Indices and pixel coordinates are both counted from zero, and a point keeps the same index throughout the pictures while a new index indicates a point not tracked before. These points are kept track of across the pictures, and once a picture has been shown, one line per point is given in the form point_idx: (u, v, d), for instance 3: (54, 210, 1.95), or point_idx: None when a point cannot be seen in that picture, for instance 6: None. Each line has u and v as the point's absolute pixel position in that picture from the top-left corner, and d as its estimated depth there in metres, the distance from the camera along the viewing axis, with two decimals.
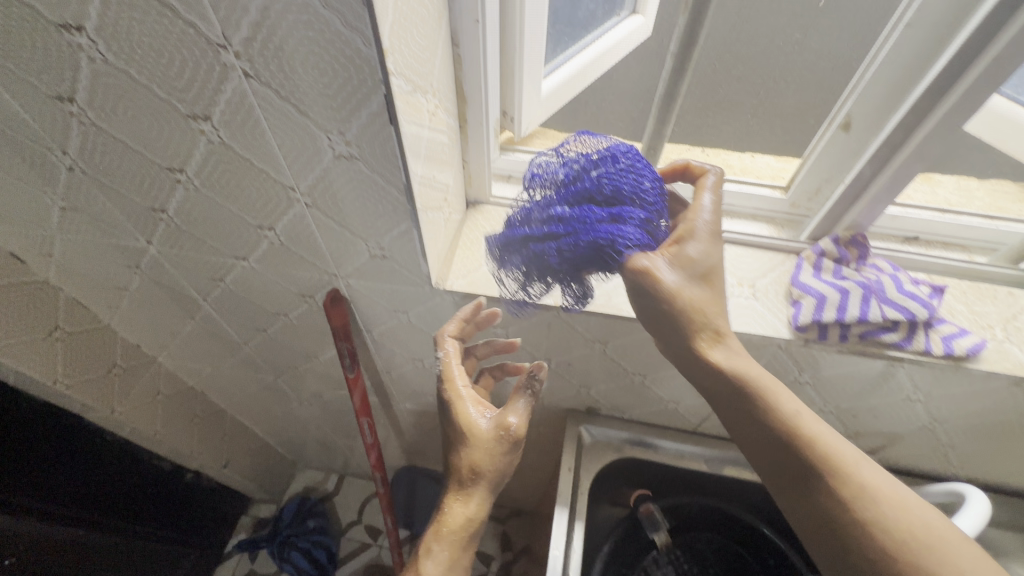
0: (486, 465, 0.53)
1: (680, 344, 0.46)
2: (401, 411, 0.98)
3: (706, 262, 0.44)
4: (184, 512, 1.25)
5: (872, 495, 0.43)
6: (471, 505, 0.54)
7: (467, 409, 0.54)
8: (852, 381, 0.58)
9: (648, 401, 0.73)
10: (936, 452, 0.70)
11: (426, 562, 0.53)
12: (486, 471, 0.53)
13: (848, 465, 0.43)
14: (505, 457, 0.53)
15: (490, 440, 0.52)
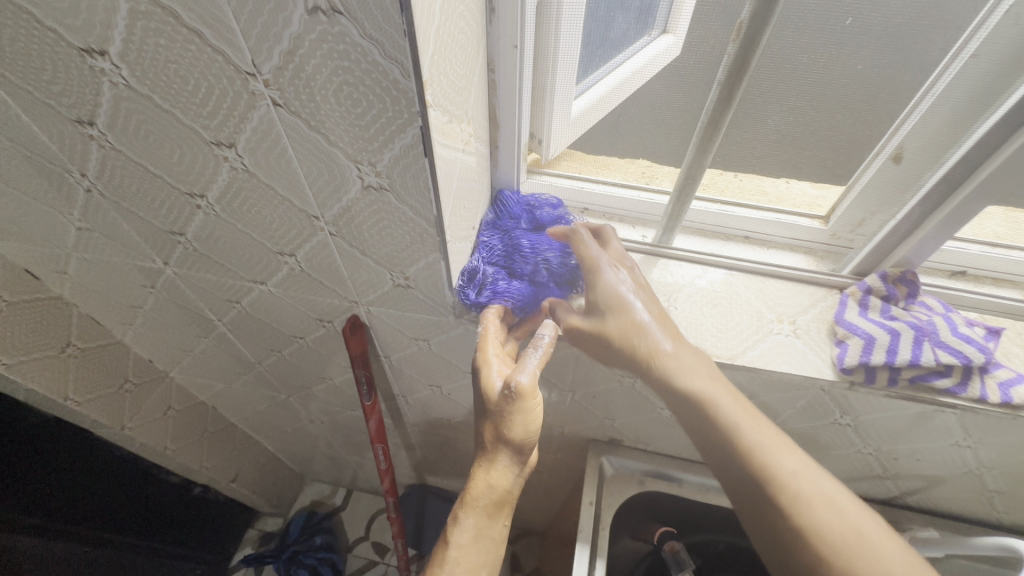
0: (508, 422, 0.45)
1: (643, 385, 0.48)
2: (414, 433, 0.96)
3: (613, 294, 0.48)
4: (190, 527, 1.23)
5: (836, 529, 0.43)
6: (496, 471, 0.46)
7: (486, 368, 0.47)
8: (897, 424, 0.55)
9: (674, 435, 0.70)
10: (980, 496, 0.66)
11: (451, 532, 0.46)
12: (511, 433, 0.45)
13: (808, 497, 0.44)
14: (527, 417, 0.44)
15: (505, 392, 0.45)
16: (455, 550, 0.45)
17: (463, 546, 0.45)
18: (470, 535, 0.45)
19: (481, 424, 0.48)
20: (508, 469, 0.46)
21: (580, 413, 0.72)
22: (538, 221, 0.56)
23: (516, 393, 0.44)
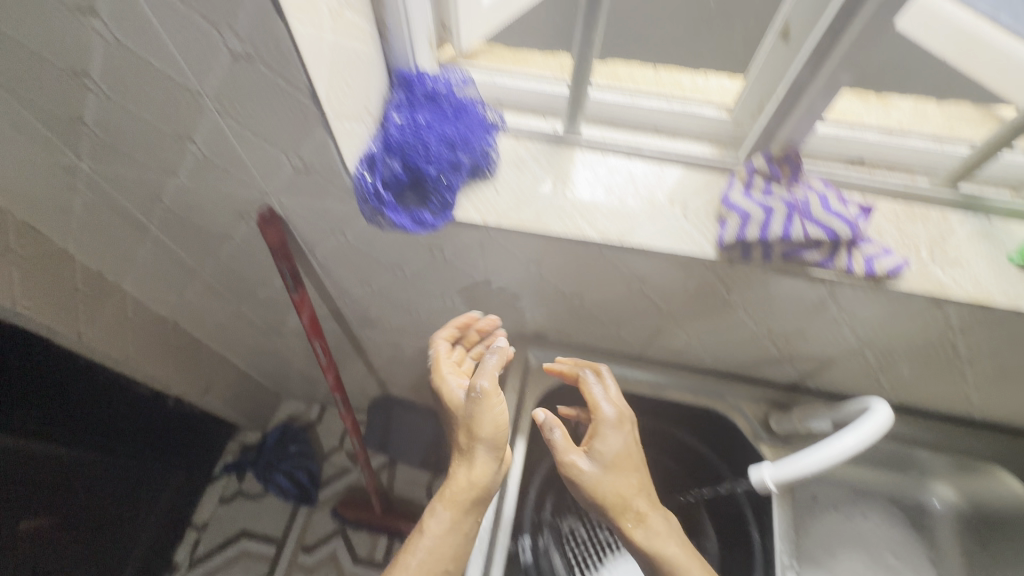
0: (476, 427, 0.58)
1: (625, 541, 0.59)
2: (364, 339, 1.01)
3: (614, 454, 0.60)
4: (168, 436, 1.32)
5: None
6: (476, 467, 0.59)
7: (448, 385, 0.63)
8: (780, 303, 0.59)
9: (592, 326, 0.75)
10: (867, 375, 0.72)
11: (430, 521, 0.58)
12: (484, 434, 0.58)
13: None
14: (493, 415, 0.58)
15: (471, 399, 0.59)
16: (433, 534, 0.57)
17: (436, 533, 0.57)
18: (443, 525, 0.57)
19: (456, 430, 0.61)
20: (481, 463, 0.59)
21: (505, 307, 0.76)
22: (437, 106, 0.55)
23: (481, 398, 0.58)
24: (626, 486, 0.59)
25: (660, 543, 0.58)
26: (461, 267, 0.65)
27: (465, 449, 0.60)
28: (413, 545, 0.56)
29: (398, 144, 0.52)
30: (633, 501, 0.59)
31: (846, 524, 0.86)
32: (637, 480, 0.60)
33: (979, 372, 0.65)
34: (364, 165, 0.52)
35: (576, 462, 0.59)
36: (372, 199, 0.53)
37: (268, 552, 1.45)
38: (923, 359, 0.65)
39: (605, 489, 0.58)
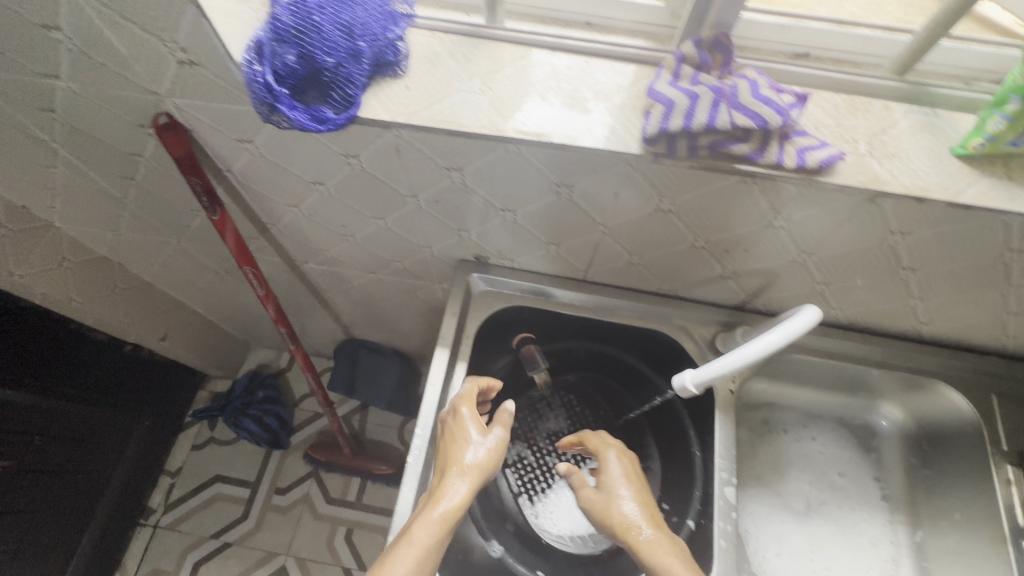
0: (484, 466, 0.58)
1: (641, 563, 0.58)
2: (311, 275, 0.98)
3: (620, 479, 0.63)
4: (133, 381, 1.30)
5: None
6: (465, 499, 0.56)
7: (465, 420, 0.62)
8: (713, 207, 0.56)
9: (531, 247, 0.72)
10: (811, 290, 0.70)
11: (411, 542, 0.53)
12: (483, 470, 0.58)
13: None
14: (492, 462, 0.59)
15: (487, 441, 0.60)
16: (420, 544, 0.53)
17: (421, 545, 0.53)
18: (429, 538, 0.53)
19: (456, 457, 0.59)
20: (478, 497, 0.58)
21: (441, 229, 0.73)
22: None
23: (493, 439, 0.60)
24: (626, 506, 0.60)
25: (658, 553, 0.57)
26: (384, 179, 0.62)
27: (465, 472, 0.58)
28: (397, 553, 0.53)
29: (288, 29, 0.47)
30: (634, 516, 0.59)
31: (794, 445, 0.86)
32: (638, 500, 0.61)
33: (922, 281, 0.63)
34: (253, 57, 0.47)
35: (585, 492, 0.63)
36: (265, 94, 0.48)
37: (243, 494, 1.48)
38: (864, 269, 0.63)
39: (605, 511, 0.61)
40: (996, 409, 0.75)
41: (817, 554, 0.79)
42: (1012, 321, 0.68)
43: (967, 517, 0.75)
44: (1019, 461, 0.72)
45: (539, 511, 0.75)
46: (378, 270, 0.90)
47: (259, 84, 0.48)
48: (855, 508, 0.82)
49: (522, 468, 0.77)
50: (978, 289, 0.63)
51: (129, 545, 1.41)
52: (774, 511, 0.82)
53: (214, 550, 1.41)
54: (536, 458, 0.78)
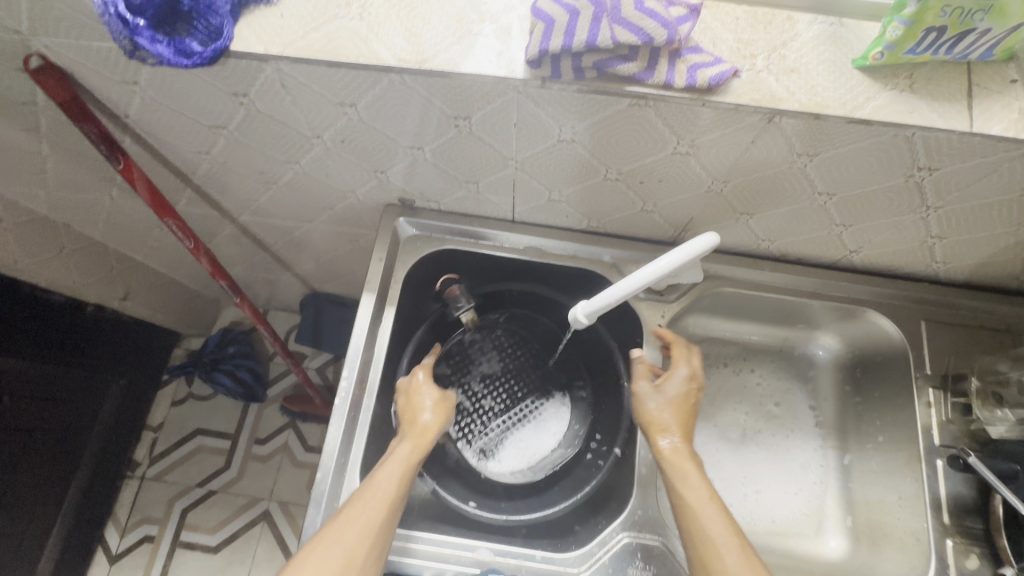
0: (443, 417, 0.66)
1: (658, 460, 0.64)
2: (252, 227, 0.96)
3: (671, 391, 0.67)
4: (101, 342, 1.31)
5: (716, 548, 0.55)
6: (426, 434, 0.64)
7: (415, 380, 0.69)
8: (616, 133, 0.54)
9: (452, 187, 0.70)
10: (736, 221, 0.69)
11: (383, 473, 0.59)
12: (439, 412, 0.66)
13: (710, 539, 0.56)
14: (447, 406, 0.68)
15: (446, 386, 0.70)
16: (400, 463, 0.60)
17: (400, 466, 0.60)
18: (406, 460, 0.61)
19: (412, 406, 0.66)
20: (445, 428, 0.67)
21: (358, 173, 0.71)
22: None
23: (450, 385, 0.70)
24: (667, 412, 0.66)
25: (680, 458, 0.62)
26: (281, 119, 0.59)
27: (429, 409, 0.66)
28: (379, 476, 0.59)
29: None
30: (670, 421, 0.65)
31: (732, 378, 0.88)
32: (675, 411, 0.66)
33: (842, 207, 0.62)
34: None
35: (637, 387, 0.68)
36: (121, 28, 0.45)
37: (224, 446, 1.53)
38: (782, 197, 0.62)
39: (648, 413, 0.66)
40: (923, 335, 0.75)
41: (748, 479, 0.82)
42: (937, 246, 0.67)
43: (889, 439, 0.77)
44: (941, 383, 0.73)
45: (478, 452, 0.77)
46: (314, 219, 0.88)
47: (110, 17, 0.45)
48: (788, 436, 0.84)
49: (459, 412, 0.78)
50: (897, 213, 0.61)
51: (119, 496, 1.47)
52: (708, 441, 0.84)
53: (200, 498, 1.48)
54: (472, 402, 0.79)
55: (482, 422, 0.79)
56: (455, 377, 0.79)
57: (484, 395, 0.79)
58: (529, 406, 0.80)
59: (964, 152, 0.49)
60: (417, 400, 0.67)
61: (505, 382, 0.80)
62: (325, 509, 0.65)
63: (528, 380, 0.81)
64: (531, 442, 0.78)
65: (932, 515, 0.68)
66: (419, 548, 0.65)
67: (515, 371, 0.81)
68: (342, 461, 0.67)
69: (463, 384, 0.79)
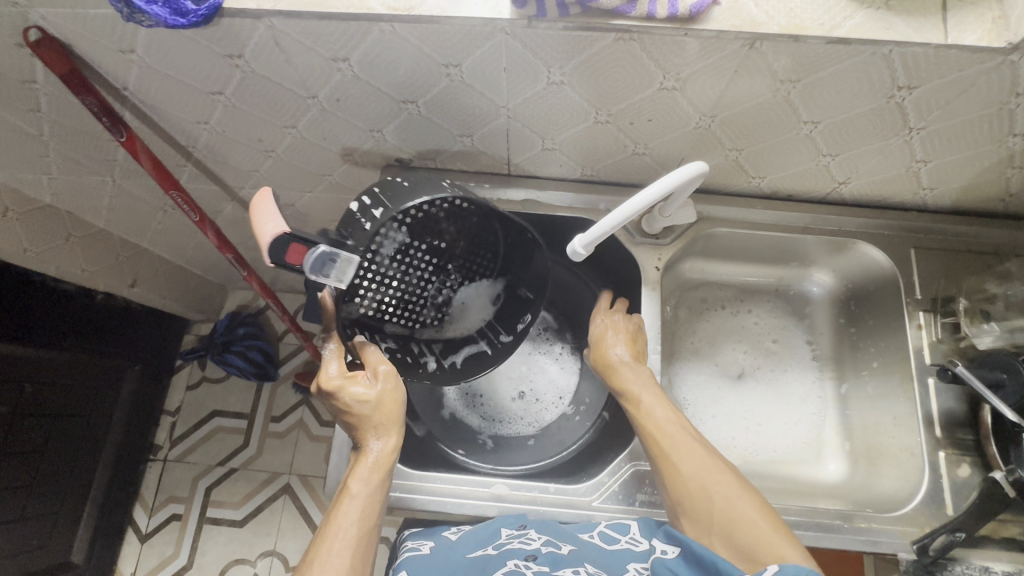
0: (392, 418, 0.65)
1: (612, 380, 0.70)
2: (253, 204, 0.97)
3: (613, 323, 0.74)
4: (114, 328, 1.34)
5: (670, 439, 0.62)
6: (382, 451, 0.64)
7: (348, 388, 0.64)
8: (604, 71, 0.55)
9: (445, 142, 0.72)
10: (726, 159, 0.70)
11: (346, 507, 0.61)
12: (387, 420, 0.65)
13: (662, 432, 0.63)
14: (393, 403, 0.65)
15: (383, 378, 0.65)
16: (361, 496, 0.62)
17: (360, 499, 0.61)
18: (365, 490, 0.62)
19: (359, 420, 0.65)
20: (397, 434, 0.66)
21: (356, 136, 0.72)
22: None
23: (383, 375, 0.65)
24: (613, 335, 0.72)
25: (630, 368, 0.69)
26: (276, 80, 0.61)
27: (377, 426, 0.65)
28: (341, 515, 0.60)
29: None
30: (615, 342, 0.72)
31: (731, 320, 0.90)
32: (624, 333, 0.73)
33: (827, 136, 0.63)
34: None
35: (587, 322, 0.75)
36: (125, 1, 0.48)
37: (241, 425, 1.57)
38: (769, 129, 0.63)
39: (603, 340, 0.73)
40: (913, 262, 0.77)
41: (749, 412, 0.85)
42: (923, 170, 0.69)
43: (882, 365, 0.79)
44: (931, 306, 0.75)
45: (437, 338, 0.73)
46: (313, 188, 0.90)
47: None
48: (787, 370, 0.87)
49: (392, 312, 0.68)
50: (881, 137, 0.63)
51: (143, 478, 1.52)
52: (710, 379, 0.87)
53: (222, 476, 1.53)
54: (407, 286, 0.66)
55: (422, 311, 0.70)
56: (369, 286, 0.63)
57: (408, 282, 0.66)
58: (461, 266, 0.69)
59: (943, 65, 0.51)
60: (361, 412, 0.64)
61: (422, 255, 0.65)
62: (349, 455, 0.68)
63: (453, 242, 0.67)
64: (470, 303, 0.73)
65: (925, 429, 0.71)
66: (436, 484, 0.70)
67: (429, 242, 0.64)
68: None
69: (382, 286, 0.64)
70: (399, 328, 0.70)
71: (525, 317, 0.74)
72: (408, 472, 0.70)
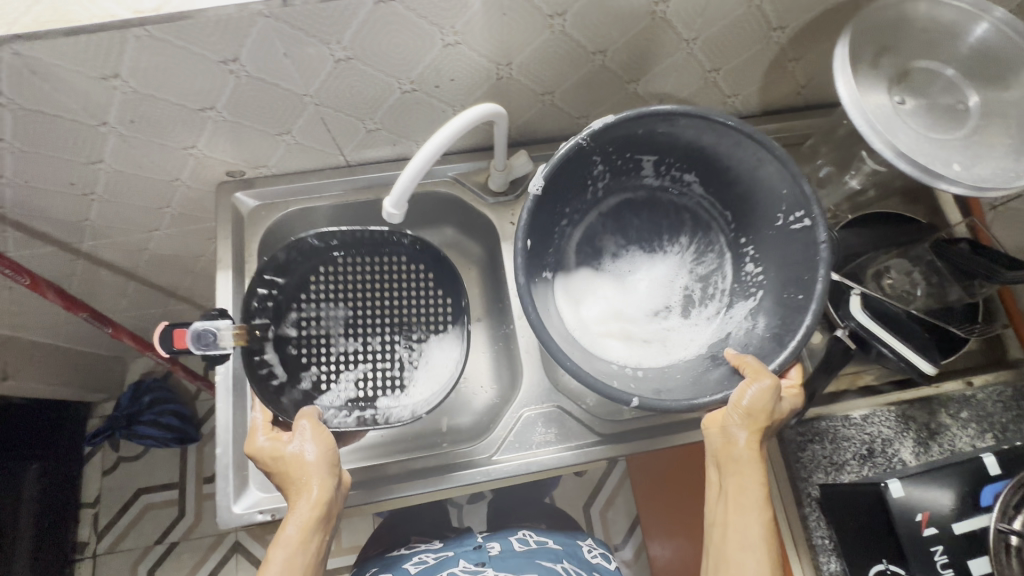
0: (314, 470, 0.60)
1: (729, 462, 0.59)
2: (102, 257, 0.91)
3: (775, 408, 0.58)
4: (16, 427, 1.22)
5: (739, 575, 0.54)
6: (301, 511, 0.58)
7: (265, 449, 0.61)
8: (383, 37, 0.57)
9: (269, 145, 0.71)
10: (545, 105, 0.74)
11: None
12: (307, 473, 0.60)
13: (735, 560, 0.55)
14: (313, 457, 0.60)
15: (303, 432, 0.62)
16: (278, 567, 0.56)
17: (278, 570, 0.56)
18: (283, 559, 0.57)
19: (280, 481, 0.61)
20: (321, 491, 0.59)
21: (174, 159, 0.70)
22: None
23: (305, 427, 0.63)
24: (767, 411, 0.58)
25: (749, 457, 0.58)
26: (54, 112, 0.58)
27: (298, 481, 0.60)
28: None
29: None
30: (750, 426, 0.58)
31: None
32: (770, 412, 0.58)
33: (618, 63, 0.68)
34: None
35: (757, 383, 0.57)
36: None
37: (173, 496, 1.47)
38: (565, 65, 0.67)
39: (756, 408, 0.57)
40: None
41: None
42: (718, 79, 0.75)
43: None
44: None
45: (421, 394, 0.75)
46: (159, 225, 0.85)
47: None
48: None
49: (370, 382, 0.75)
50: (666, 55, 0.68)
51: None
52: None
53: (164, 553, 1.43)
54: (359, 352, 0.75)
55: (398, 373, 0.76)
56: (331, 367, 0.74)
57: (368, 347, 0.75)
58: (415, 315, 0.77)
59: None
60: (282, 468, 0.60)
61: (365, 320, 0.76)
62: (235, 478, 0.66)
63: (394, 297, 0.77)
64: (427, 347, 0.77)
65: None
66: None
67: (364, 307, 0.75)
68: (240, 432, 0.68)
69: (338, 364, 0.74)
70: (389, 397, 0.75)
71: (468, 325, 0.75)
72: None
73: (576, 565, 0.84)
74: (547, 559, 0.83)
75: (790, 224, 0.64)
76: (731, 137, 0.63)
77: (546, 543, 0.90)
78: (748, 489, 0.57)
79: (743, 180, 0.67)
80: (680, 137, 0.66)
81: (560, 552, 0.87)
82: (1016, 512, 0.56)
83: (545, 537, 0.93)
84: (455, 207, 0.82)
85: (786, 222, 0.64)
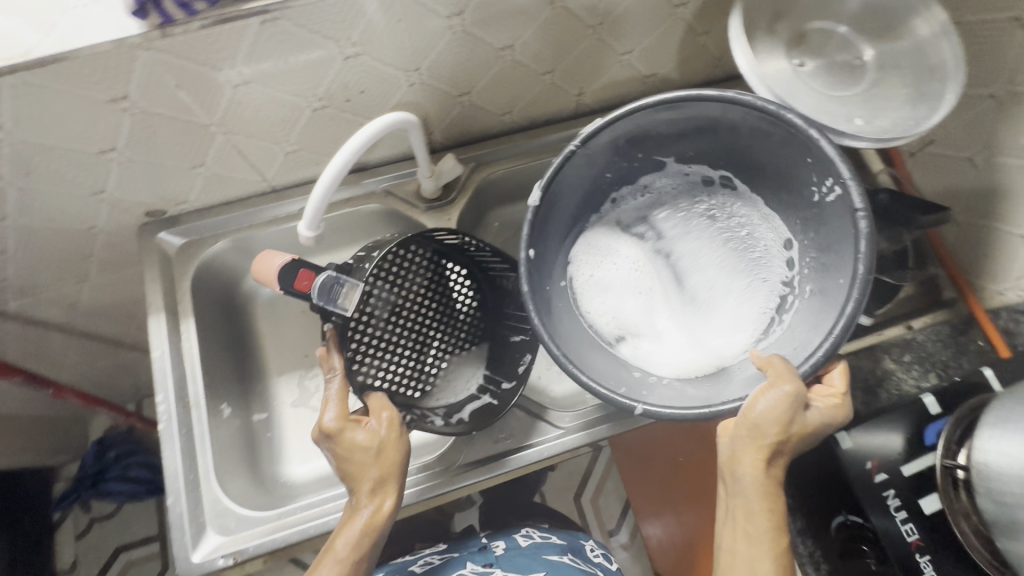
0: (390, 467, 0.58)
1: (736, 483, 0.53)
2: (33, 316, 0.87)
3: (792, 421, 0.52)
4: None
5: None
6: (373, 509, 0.57)
7: (344, 431, 0.58)
8: (278, 57, 0.55)
9: (186, 179, 0.68)
10: (465, 106, 0.73)
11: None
12: (386, 468, 0.58)
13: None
14: (394, 451, 0.59)
15: (383, 421, 0.60)
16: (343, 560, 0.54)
17: (344, 566, 0.54)
18: (353, 554, 0.55)
19: (350, 470, 0.58)
20: (395, 494, 0.58)
21: (87, 207, 0.67)
22: None
23: (388, 422, 0.60)
24: (782, 420, 0.52)
25: (748, 478, 0.52)
26: None
27: (377, 479, 0.57)
28: None
29: None
30: (759, 441, 0.52)
31: None
32: (781, 425, 0.52)
33: (528, 57, 0.68)
34: None
35: (778, 390, 0.51)
36: None
37: (154, 550, 1.39)
38: (475, 64, 0.66)
39: (768, 420, 0.52)
40: None
41: None
42: (634, 60, 0.75)
43: None
44: None
45: (441, 400, 0.73)
46: (87, 276, 0.82)
47: None
48: None
49: (398, 374, 0.70)
50: (575, 42, 0.68)
51: None
52: None
53: None
54: (397, 339, 0.70)
55: (425, 374, 0.73)
56: (368, 351, 0.68)
57: (408, 335, 0.71)
58: (460, 323, 0.75)
59: None
60: (358, 460, 0.58)
61: (410, 312, 0.71)
62: (191, 527, 0.64)
63: (444, 300, 0.74)
64: (463, 364, 0.75)
65: None
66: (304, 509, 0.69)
67: (413, 295, 0.71)
68: (191, 478, 0.66)
69: (378, 351, 0.69)
70: (412, 395, 0.71)
71: (524, 358, 0.73)
72: (262, 516, 0.65)
73: (580, 559, 0.82)
74: (552, 553, 0.81)
75: (824, 196, 0.55)
76: (775, 121, 0.54)
77: (549, 538, 0.87)
78: (756, 516, 0.52)
79: (766, 156, 0.58)
80: (707, 114, 0.58)
81: (564, 547, 0.85)
82: (960, 447, 0.58)
83: (549, 533, 0.91)
84: (393, 219, 0.80)
85: (821, 194, 0.55)
